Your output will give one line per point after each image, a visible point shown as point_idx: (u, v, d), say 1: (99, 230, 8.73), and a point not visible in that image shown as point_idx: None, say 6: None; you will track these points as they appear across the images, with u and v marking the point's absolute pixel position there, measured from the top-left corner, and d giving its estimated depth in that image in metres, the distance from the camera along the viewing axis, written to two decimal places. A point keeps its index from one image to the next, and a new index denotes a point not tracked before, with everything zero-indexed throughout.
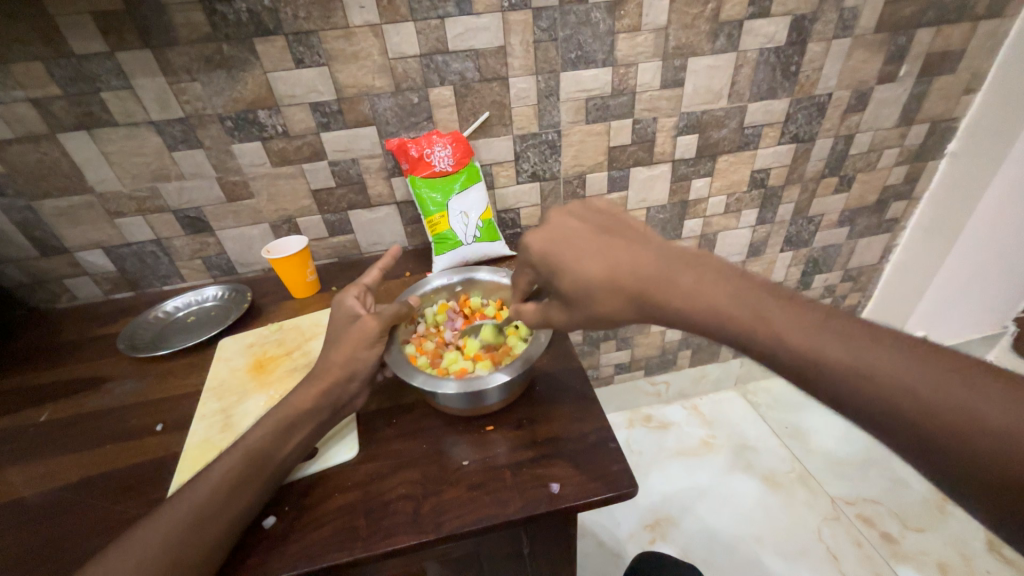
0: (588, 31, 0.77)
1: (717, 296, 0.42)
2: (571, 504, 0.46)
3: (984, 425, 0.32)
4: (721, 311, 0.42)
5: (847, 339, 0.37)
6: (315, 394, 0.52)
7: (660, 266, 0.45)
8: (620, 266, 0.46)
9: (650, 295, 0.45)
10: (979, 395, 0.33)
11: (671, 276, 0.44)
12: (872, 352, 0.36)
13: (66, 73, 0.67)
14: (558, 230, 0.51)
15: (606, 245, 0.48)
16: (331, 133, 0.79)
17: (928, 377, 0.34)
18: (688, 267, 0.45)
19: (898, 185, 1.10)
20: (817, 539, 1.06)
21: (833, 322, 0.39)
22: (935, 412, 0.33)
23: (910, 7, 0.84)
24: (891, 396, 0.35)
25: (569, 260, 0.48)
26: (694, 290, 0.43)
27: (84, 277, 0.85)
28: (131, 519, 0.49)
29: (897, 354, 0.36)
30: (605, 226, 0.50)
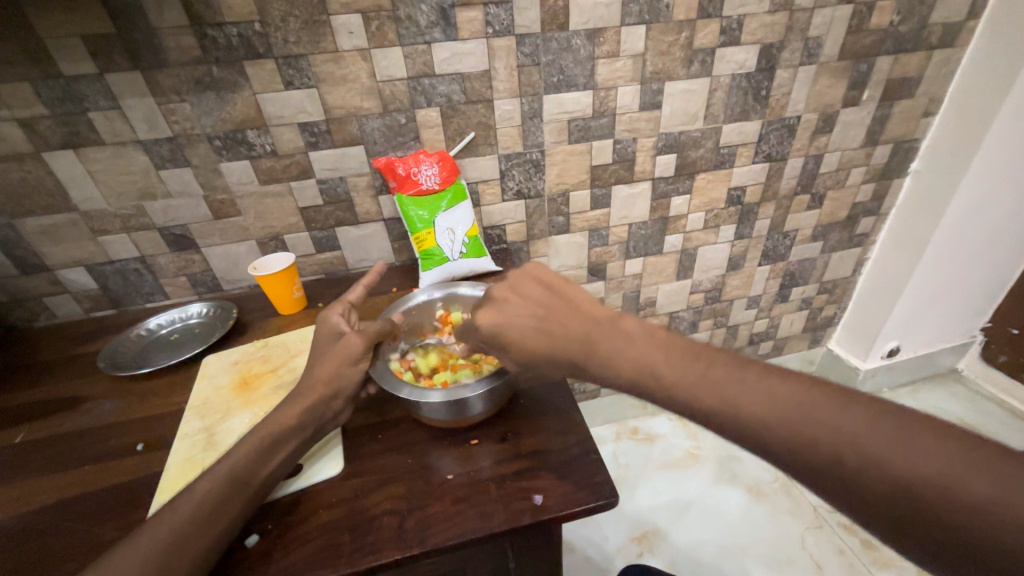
0: (569, 57, 0.80)
1: (636, 360, 0.46)
2: (553, 515, 0.47)
3: (902, 469, 0.35)
4: (643, 374, 0.45)
5: (773, 398, 0.40)
6: (300, 410, 0.52)
7: (594, 330, 0.49)
8: (558, 338, 0.49)
9: (589, 358, 0.48)
10: (891, 445, 0.35)
11: (599, 342, 0.48)
12: (781, 406, 0.39)
13: (54, 93, 0.67)
14: (503, 308, 0.53)
15: (543, 320, 0.50)
16: (319, 152, 0.80)
17: (839, 431, 0.37)
18: (619, 330, 0.48)
19: (866, 202, 1.15)
20: (801, 548, 1.08)
21: (760, 380, 0.42)
22: (850, 462, 0.36)
23: (870, 37, 0.90)
24: (818, 454, 0.37)
25: (514, 340, 0.51)
26: (627, 356, 0.46)
27: (64, 295, 0.84)
28: (109, 542, 0.49)
29: (806, 409, 0.39)
30: (536, 301, 0.52)
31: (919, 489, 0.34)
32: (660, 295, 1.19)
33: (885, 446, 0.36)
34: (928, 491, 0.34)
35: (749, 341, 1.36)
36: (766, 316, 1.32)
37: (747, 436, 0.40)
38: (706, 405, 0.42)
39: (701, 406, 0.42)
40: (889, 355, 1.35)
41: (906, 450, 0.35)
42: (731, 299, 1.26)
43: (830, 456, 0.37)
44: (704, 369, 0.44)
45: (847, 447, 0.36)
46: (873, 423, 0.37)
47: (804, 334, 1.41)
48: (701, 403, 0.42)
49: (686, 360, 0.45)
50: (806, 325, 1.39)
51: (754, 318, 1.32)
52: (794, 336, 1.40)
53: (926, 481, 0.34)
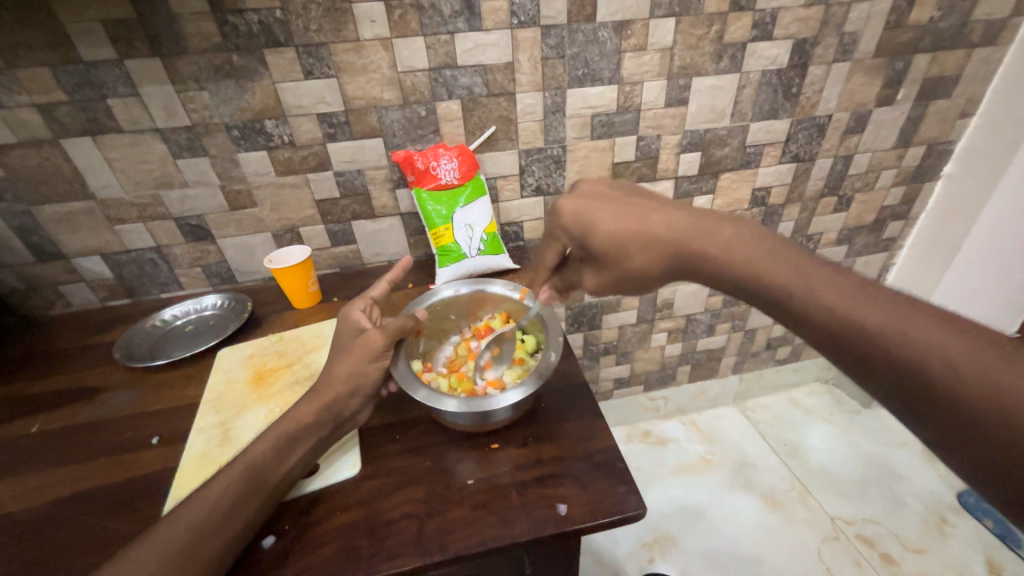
0: (595, 49, 0.78)
1: (748, 258, 0.43)
2: (579, 526, 0.46)
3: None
4: (748, 271, 0.43)
5: (894, 304, 0.37)
6: (317, 408, 0.51)
7: (696, 232, 0.46)
8: (654, 230, 0.47)
9: (690, 251, 0.46)
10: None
11: (702, 237, 0.45)
12: (917, 323, 0.35)
13: (73, 79, 0.67)
14: (595, 199, 0.52)
15: (637, 209, 0.50)
16: (337, 144, 0.79)
17: (989, 362, 0.33)
18: (730, 236, 0.45)
19: (895, 206, 1.12)
20: (818, 559, 1.05)
21: (903, 302, 0.37)
22: (991, 393, 0.32)
23: (908, 33, 0.86)
24: (951, 374, 0.33)
25: (602, 222, 0.49)
26: (747, 260, 0.43)
27: (80, 283, 0.84)
28: (124, 537, 0.48)
29: (946, 333, 0.34)
30: (638, 200, 0.51)
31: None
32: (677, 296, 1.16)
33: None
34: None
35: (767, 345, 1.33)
36: None
37: (874, 347, 0.36)
38: (834, 309, 0.38)
39: (835, 310, 0.38)
40: None
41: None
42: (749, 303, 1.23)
43: (970, 388, 0.33)
44: (845, 283, 0.40)
45: (985, 376, 0.32)
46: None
47: None
48: (834, 304, 0.38)
49: (821, 270, 0.41)
50: None
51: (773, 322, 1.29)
52: None
53: None
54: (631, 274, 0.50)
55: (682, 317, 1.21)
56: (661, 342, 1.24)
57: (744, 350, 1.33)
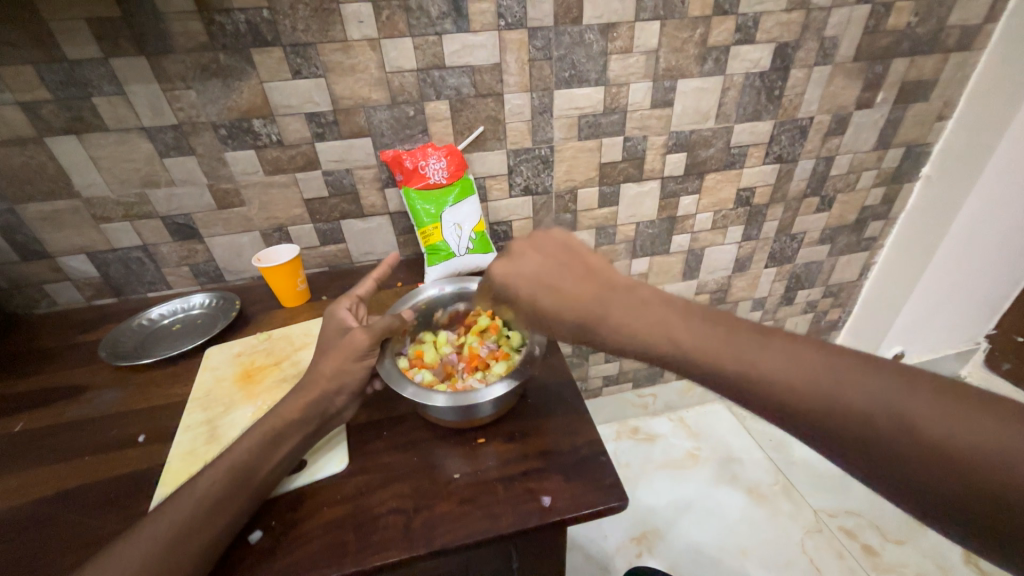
0: (581, 52, 0.79)
1: (642, 318, 0.45)
2: (562, 518, 0.47)
3: (903, 423, 0.34)
4: (644, 330, 0.45)
5: (760, 351, 0.41)
6: (304, 404, 0.52)
7: (602, 294, 0.48)
8: (569, 297, 0.48)
9: (599, 317, 0.47)
10: (886, 402, 0.35)
11: (604, 302, 0.47)
12: (783, 367, 0.39)
13: (58, 77, 0.66)
14: (518, 262, 0.52)
15: (557, 268, 0.51)
16: (325, 143, 0.79)
17: (839, 391, 0.37)
18: (627, 298, 0.47)
19: (875, 206, 1.14)
20: (801, 551, 1.07)
21: (772, 347, 0.41)
22: (846, 420, 0.36)
23: (886, 38, 0.89)
24: (823, 415, 0.37)
25: (528, 293, 0.51)
26: (642, 322, 0.45)
27: (66, 282, 0.83)
28: (110, 534, 0.48)
29: (804, 368, 0.38)
30: (552, 257, 0.52)
31: (914, 452, 0.34)
32: None
33: (882, 406, 0.35)
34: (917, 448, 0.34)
35: None
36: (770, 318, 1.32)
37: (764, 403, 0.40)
38: (724, 371, 0.41)
39: (723, 372, 0.41)
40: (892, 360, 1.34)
41: (904, 409, 0.35)
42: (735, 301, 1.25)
43: (826, 417, 0.37)
44: (725, 341, 0.42)
45: (829, 401, 0.37)
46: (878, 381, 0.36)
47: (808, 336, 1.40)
48: (722, 368, 0.41)
49: (704, 325, 0.44)
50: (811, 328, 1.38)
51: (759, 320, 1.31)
52: None
53: (932, 446, 0.33)
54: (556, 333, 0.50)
55: None
56: None
57: None
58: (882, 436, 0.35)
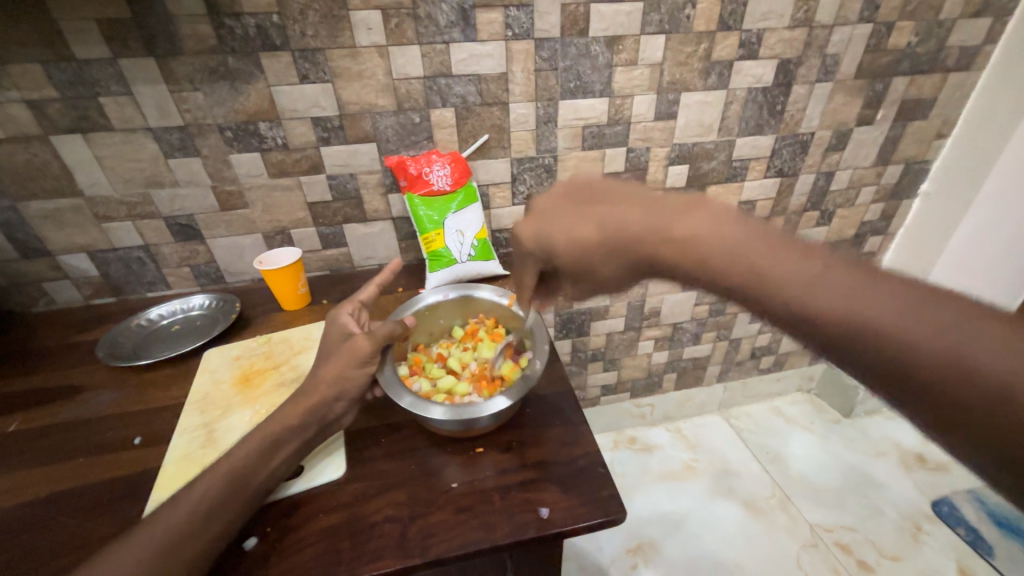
0: (587, 63, 0.80)
1: (698, 234, 0.41)
2: (559, 529, 0.46)
3: (988, 367, 0.30)
4: (696, 250, 0.41)
5: (828, 273, 0.37)
6: (302, 409, 0.51)
7: (650, 221, 0.43)
8: (608, 237, 0.45)
9: (642, 248, 0.43)
10: (967, 341, 0.31)
11: (652, 228, 0.43)
12: (852, 291, 0.35)
13: (65, 76, 0.66)
14: (546, 218, 0.49)
15: (589, 210, 0.47)
16: (330, 148, 0.79)
17: (915, 322, 0.32)
18: (684, 215, 0.42)
19: (875, 221, 1.15)
20: (796, 566, 1.07)
21: (842, 265, 0.37)
22: (913, 352, 0.32)
23: (887, 57, 0.90)
24: (882, 333, 0.33)
25: (562, 247, 0.47)
26: (698, 234, 0.41)
27: (65, 280, 0.83)
28: (103, 538, 0.47)
29: (875, 294, 0.34)
30: (583, 205, 0.48)
31: (991, 386, 0.29)
32: (664, 305, 1.18)
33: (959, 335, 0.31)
34: (987, 381, 0.30)
35: (751, 354, 1.36)
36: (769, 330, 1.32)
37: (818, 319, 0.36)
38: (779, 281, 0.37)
39: (778, 282, 0.37)
40: None
41: (997, 351, 0.30)
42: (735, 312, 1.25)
43: (889, 346, 0.33)
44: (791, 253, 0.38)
45: (896, 331, 0.33)
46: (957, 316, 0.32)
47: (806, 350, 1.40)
48: (781, 276, 0.37)
49: (767, 237, 0.40)
50: None
51: (757, 332, 1.31)
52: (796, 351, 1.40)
53: (1016, 391, 0.29)
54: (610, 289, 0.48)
55: (669, 326, 1.23)
56: (648, 350, 1.26)
57: (729, 359, 1.35)
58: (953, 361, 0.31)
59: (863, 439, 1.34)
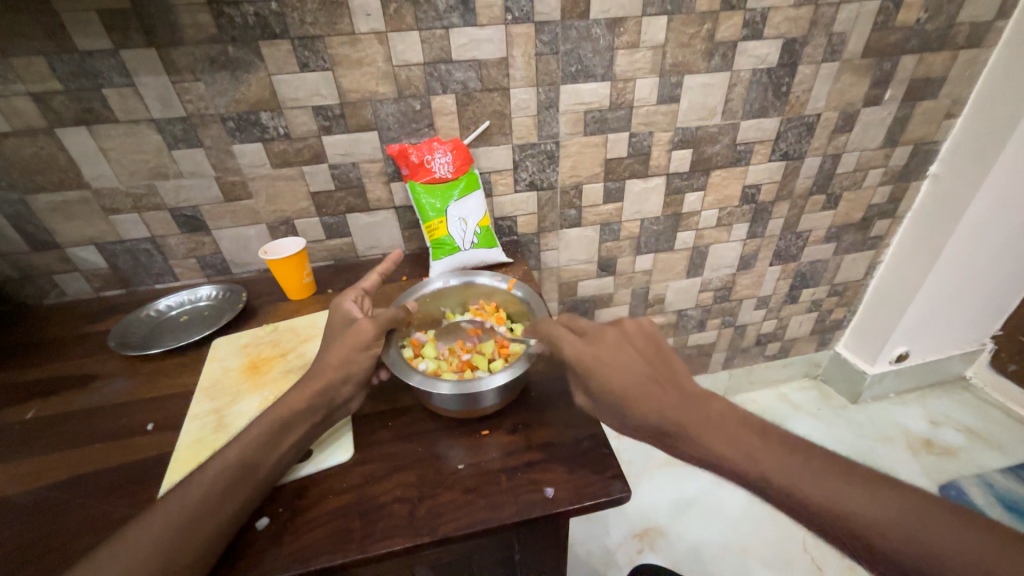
0: (588, 46, 0.79)
1: (719, 435, 0.46)
2: (565, 508, 0.47)
3: (949, 553, 0.39)
4: (721, 449, 0.45)
5: (822, 475, 0.43)
6: (310, 394, 0.52)
7: (679, 405, 0.47)
8: (657, 400, 0.47)
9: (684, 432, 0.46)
10: (931, 530, 0.40)
11: (684, 414, 0.47)
12: (845, 494, 0.42)
13: (69, 68, 0.67)
14: (603, 347, 0.51)
15: (637, 365, 0.50)
16: (332, 137, 0.79)
17: (894, 517, 0.41)
18: (702, 411, 0.48)
19: (882, 204, 1.14)
20: (802, 549, 1.08)
21: (848, 476, 0.43)
22: (899, 542, 0.40)
23: (895, 34, 0.88)
24: (904, 541, 0.40)
25: (613, 377, 0.49)
26: (735, 451, 0.45)
27: (75, 273, 0.84)
28: (119, 520, 0.49)
29: (860, 495, 0.42)
30: (640, 354, 0.51)
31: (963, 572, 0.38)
32: (669, 292, 1.18)
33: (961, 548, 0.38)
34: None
35: (756, 341, 1.36)
36: (774, 317, 1.31)
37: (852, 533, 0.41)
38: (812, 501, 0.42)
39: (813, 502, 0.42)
40: (897, 360, 1.33)
41: (952, 539, 0.39)
42: (739, 299, 1.25)
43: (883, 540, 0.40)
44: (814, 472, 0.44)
45: (886, 525, 0.40)
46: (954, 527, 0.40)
47: (812, 336, 1.40)
48: (813, 501, 0.42)
49: (788, 453, 0.45)
50: (815, 327, 1.38)
51: (762, 318, 1.31)
52: (802, 338, 1.39)
53: (974, 570, 0.38)
54: (626, 424, 0.49)
55: (673, 313, 1.23)
56: None
57: (734, 346, 1.35)
58: None
59: (868, 424, 1.35)
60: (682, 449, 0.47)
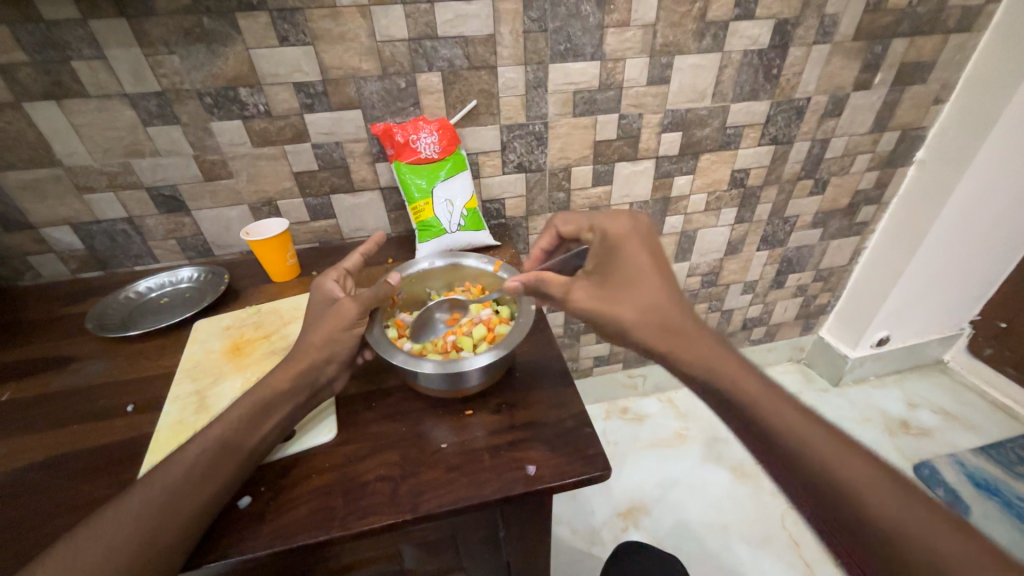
0: (577, 24, 0.77)
1: (697, 338, 0.48)
2: (547, 485, 0.48)
3: (879, 504, 0.37)
4: (692, 346, 0.48)
5: (784, 403, 0.43)
6: (292, 375, 0.52)
7: (666, 304, 0.50)
8: (650, 289, 0.51)
9: (659, 313, 0.49)
10: (871, 483, 0.38)
11: (671, 310, 0.50)
12: (797, 422, 0.42)
13: (35, 39, 0.64)
14: (629, 236, 0.56)
15: (657, 255, 0.54)
16: (314, 115, 0.77)
17: (837, 458, 0.40)
18: (689, 319, 0.50)
19: (869, 190, 1.15)
20: (781, 526, 1.11)
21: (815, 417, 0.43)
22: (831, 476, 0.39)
23: (886, 17, 0.87)
24: (836, 478, 0.39)
25: (626, 257, 0.53)
26: (711, 352, 0.47)
27: (50, 254, 0.82)
28: (100, 500, 0.48)
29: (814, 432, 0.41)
30: (652, 256, 0.54)
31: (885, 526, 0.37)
32: None
33: (867, 477, 0.39)
34: (889, 534, 0.37)
35: (741, 326, 1.38)
36: (760, 302, 1.33)
37: (768, 430, 0.43)
38: (744, 396, 0.44)
39: (747, 394, 0.44)
40: (878, 344, 1.36)
41: (891, 499, 0.37)
42: (726, 284, 1.26)
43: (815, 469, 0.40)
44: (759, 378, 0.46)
45: (824, 459, 0.40)
46: (867, 462, 0.40)
47: (797, 320, 1.42)
48: (763, 414, 0.43)
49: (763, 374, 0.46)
50: (800, 312, 1.40)
51: (749, 303, 1.32)
52: (786, 322, 1.41)
53: (898, 528, 0.36)
54: (620, 295, 0.51)
55: None
56: None
57: (721, 330, 1.37)
58: (901, 536, 0.36)
59: (849, 406, 1.38)
60: (655, 337, 0.49)
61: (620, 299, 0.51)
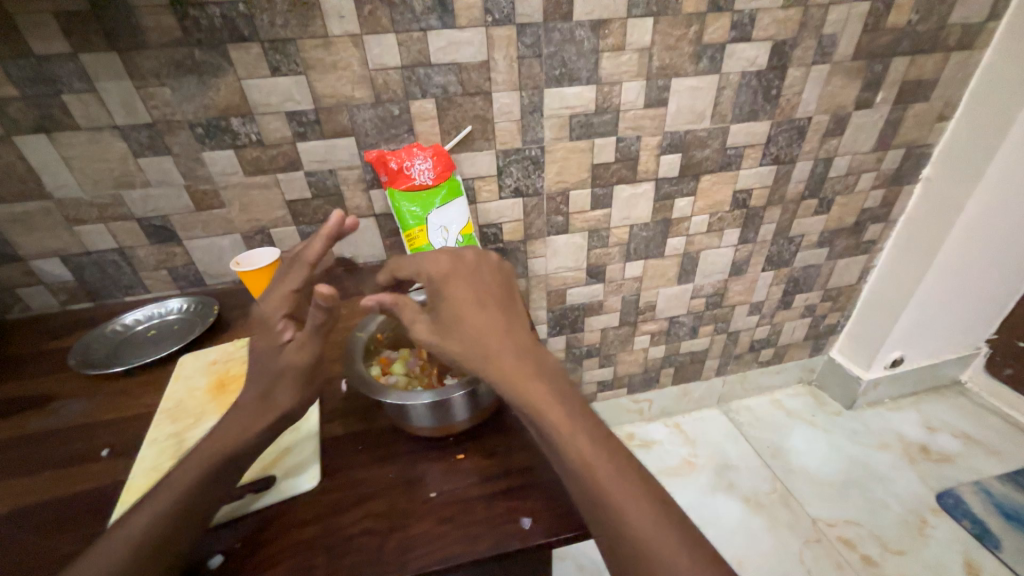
0: (572, 49, 0.77)
1: (527, 375, 0.46)
2: (544, 540, 0.44)
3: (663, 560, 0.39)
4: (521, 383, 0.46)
5: (595, 449, 0.44)
6: (273, 420, 0.49)
7: (503, 343, 0.48)
8: (488, 329, 0.49)
9: (492, 368, 0.47)
10: (659, 537, 0.40)
11: (506, 347, 0.48)
12: (604, 468, 0.43)
13: (26, 73, 0.64)
14: (472, 275, 0.53)
15: (488, 293, 0.52)
16: (307, 143, 0.76)
17: (633, 510, 0.41)
18: (525, 354, 0.48)
19: (875, 208, 1.12)
20: (800, 562, 1.05)
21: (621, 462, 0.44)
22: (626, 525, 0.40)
23: (886, 36, 0.86)
24: (625, 528, 0.40)
25: (463, 299, 0.51)
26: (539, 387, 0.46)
27: (38, 286, 0.81)
28: (63, 557, 0.45)
29: (614, 480, 0.42)
30: (486, 293, 0.52)
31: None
32: (660, 298, 1.15)
33: (650, 529, 0.40)
34: None
35: (749, 347, 1.34)
36: (767, 323, 1.29)
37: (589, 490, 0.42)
38: (571, 455, 0.43)
39: (574, 453, 0.43)
40: (891, 365, 1.31)
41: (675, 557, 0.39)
42: (732, 305, 1.22)
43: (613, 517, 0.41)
44: (589, 432, 0.44)
45: (621, 507, 0.41)
46: (658, 515, 0.41)
47: (806, 341, 1.38)
48: (574, 459, 0.43)
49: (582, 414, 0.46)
50: (808, 333, 1.36)
51: (756, 324, 1.29)
52: (795, 343, 1.37)
53: None
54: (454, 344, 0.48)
55: (665, 319, 1.20)
56: (644, 344, 1.24)
57: (728, 352, 1.33)
58: None
59: (864, 431, 1.32)
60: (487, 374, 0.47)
61: (452, 343, 0.48)
